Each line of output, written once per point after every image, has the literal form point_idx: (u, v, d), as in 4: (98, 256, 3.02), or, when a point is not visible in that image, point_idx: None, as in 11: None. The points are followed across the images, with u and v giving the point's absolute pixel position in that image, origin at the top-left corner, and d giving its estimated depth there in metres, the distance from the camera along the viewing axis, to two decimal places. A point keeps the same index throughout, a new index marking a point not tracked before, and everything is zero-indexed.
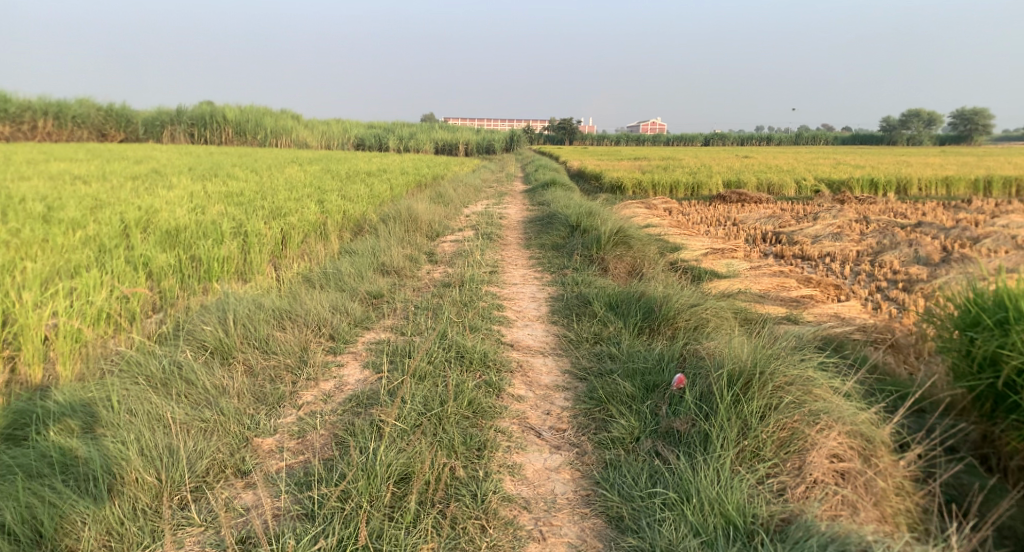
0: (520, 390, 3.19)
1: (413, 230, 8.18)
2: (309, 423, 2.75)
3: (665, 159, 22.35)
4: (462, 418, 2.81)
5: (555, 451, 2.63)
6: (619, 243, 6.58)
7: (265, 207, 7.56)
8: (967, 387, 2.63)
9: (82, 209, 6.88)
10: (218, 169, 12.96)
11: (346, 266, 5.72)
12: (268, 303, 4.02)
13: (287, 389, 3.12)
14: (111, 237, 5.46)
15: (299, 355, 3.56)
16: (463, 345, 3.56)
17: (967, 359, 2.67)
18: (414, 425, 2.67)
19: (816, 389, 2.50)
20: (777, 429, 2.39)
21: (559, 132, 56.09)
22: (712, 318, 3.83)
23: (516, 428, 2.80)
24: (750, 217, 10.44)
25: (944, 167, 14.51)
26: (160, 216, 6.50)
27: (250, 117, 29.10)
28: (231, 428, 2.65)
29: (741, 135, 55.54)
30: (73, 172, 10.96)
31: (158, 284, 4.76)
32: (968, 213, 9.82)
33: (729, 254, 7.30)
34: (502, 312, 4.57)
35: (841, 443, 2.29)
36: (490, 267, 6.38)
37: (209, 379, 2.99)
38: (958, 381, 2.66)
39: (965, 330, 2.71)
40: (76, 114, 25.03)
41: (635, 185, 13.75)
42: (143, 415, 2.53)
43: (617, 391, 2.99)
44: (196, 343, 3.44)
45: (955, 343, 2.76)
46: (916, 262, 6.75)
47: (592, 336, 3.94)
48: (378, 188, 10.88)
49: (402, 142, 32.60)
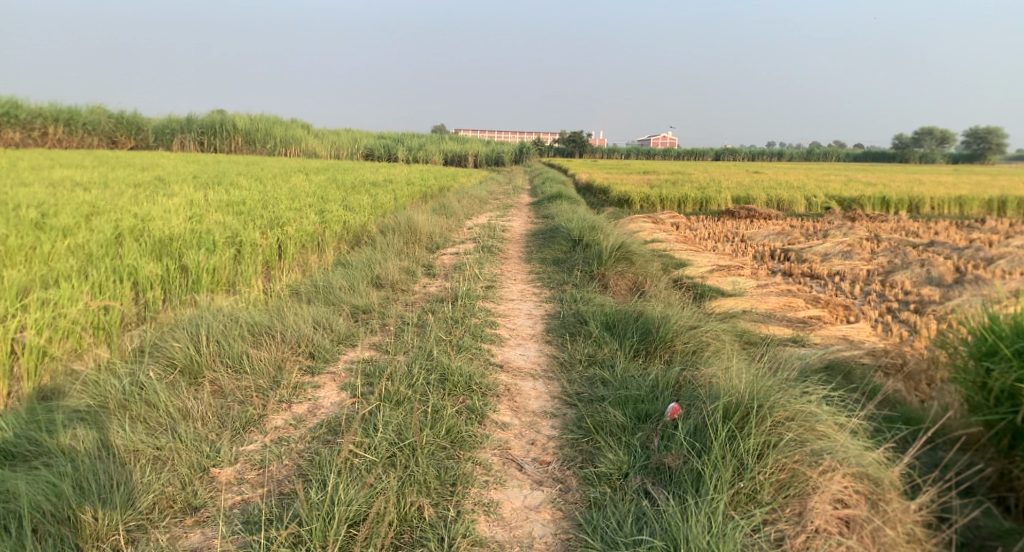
0: (505, 417, 3.00)
1: (412, 242, 8.03)
2: (274, 452, 2.64)
3: (675, 173, 22.19)
4: (438, 449, 2.63)
5: (537, 487, 2.43)
6: (620, 259, 6.39)
7: (263, 217, 7.44)
8: (983, 421, 2.41)
9: (77, 217, 6.76)
10: (223, 177, 12.91)
11: (338, 278, 5.56)
12: (246, 317, 3.90)
13: (255, 412, 3.00)
14: (100, 244, 5.35)
15: (273, 376, 3.43)
16: (448, 367, 3.37)
17: (983, 391, 2.46)
18: (385, 456, 2.52)
19: (819, 426, 2.26)
20: (776, 471, 2.16)
21: (567, 144, 56.07)
22: (712, 341, 3.63)
23: (497, 460, 2.61)
24: (757, 233, 10.22)
25: (957, 187, 14.29)
26: (155, 224, 6.36)
27: (261, 127, 29.21)
28: (187, 456, 2.56)
29: (752, 151, 55.58)
30: (75, 179, 10.87)
31: (142, 295, 4.62)
32: (981, 232, 9.61)
33: (735, 271, 7.10)
34: (494, 330, 4.38)
35: (846, 486, 2.06)
36: (487, 282, 6.22)
37: (172, 402, 2.90)
38: (973, 415, 2.45)
39: (981, 359, 2.48)
40: (87, 121, 25.26)
41: (641, 199, 13.57)
42: (87, 448, 2.50)
43: (607, 420, 2.78)
44: (164, 361, 3.35)
45: (969, 372, 2.53)
46: (928, 283, 6.52)
47: (586, 358, 3.74)
48: (381, 198, 10.74)
49: (410, 153, 32.64)
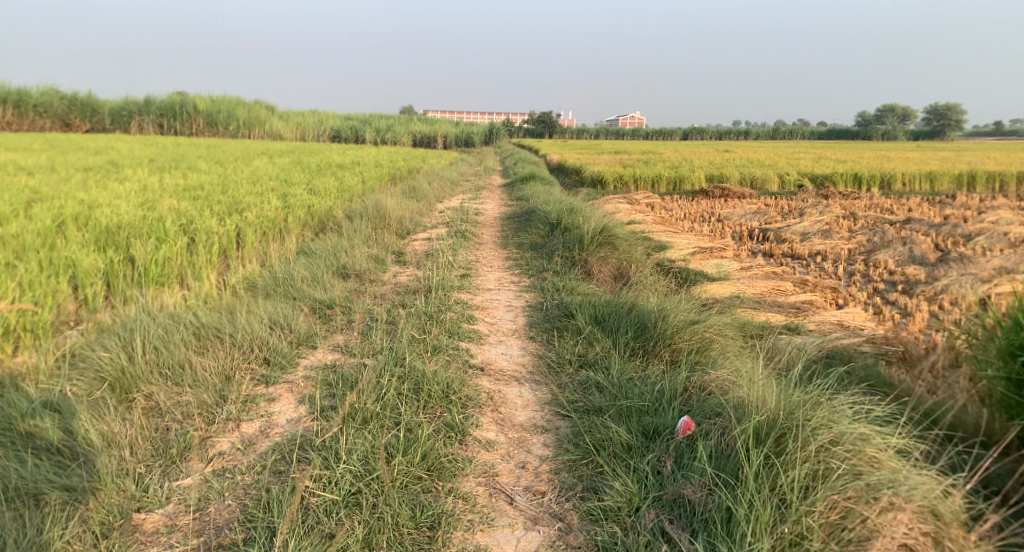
0: (489, 433, 2.59)
1: (381, 228, 7.52)
2: (214, 488, 2.21)
3: (646, 153, 21.86)
4: (412, 480, 2.22)
5: (530, 526, 2.04)
6: (603, 243, 6.00)
7: (220, 202, 6.84)
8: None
9: (13, 203, 6.07)
10: (181, 161, 12.14)
11: (300, 269, 5.05)
12: (190, 318, 3.43)
13: (196, 434, 2.56)
14: (36, 233, 4.75)
15: (219, 388, 2.96)
16: (423, 375, 2.93)
17: (1020, 390, 2.12)
18: (348, 494, 2.12)
19: (872, 452, 1.88)
20: (826, 510, 1.77)
21: (539, 125, 55.54)
22: (716, 338, 3.27)
23: (482, 492, 2.20)
24: (735, 212, 9.95)
25: (926, 163, 14.28)
26: (101, 211, 5.74)
27: (222, 108, 27.99)
28: (106, 497, 2.12)
29: (720, 130, 56.05)
30: (18, 163, 10.00)
31: (78, 292, 4.07)
32: (954, 208, 9.53)
33: (718, 254, 6.79)
34: (472, 325, 3.97)
35: (911, 529, 1.70)
36: (461, 269, 5.79)
37: (93, 424, 2.42)
38: (1018, 418, 2.10)
39: (1015, 354, 2.17)
40: (37, 103, 23.80)
41: (616, 178, 13.19)
42: None
43: (609, 439, 2.39)
44: (89, 374, 2.87)
45: (1005, 368, 2.21)
46: (912, 262, 6.31)
47: (575, 358, 3.34)
48: (347, 181, 10.13)
49: (379, 134, 31.74)
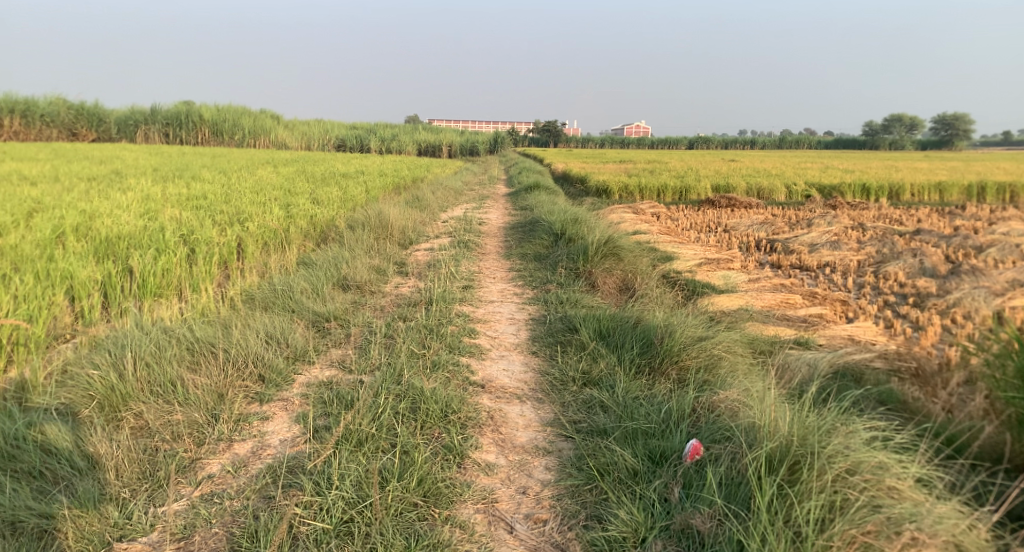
0: (488, 455, 2.49)
1: (383, 238, 7.44)
2: (201, 515, 2.12)
3: (651, 162, 21.75)
4: (407, 507, 2.12)
5: None
6: (608, 254, 5.90)
7: (223, 212, 6.79)
8: None
9: (13, 214, 6.03)
10: (186, 170, 12.13)
11: (300, 280, 4.97)
12: (185, 333, 3.34)
13: (186, 456, 2.47)
14: (35, 244, 4.70)
15: (211, 406, 2.87)
16: (421, 393, 2.83)
17: None
18: (340, 522, 2.02)
19: (892, 482, 1.78)
20: (844, 545, 1.67)
21: (544, 134, 55.63)
22: (724, 355, 3.17)
23: (480, 519, 2.10)
24: (742, 223, 9.83)
25: (935, 173, 14.13)
26: (102, 222, 5.68)
27: (228, 118, 28.12)
28: (87, 525, 2.04)
29: (725, 140, 56.01)
30: (23, 172, 10.00)
31: (74, 304, 4.00)
32: (964, 219, 9.40)
33: (725, 265, 6.68)
34: (473, 339, 3.87)
35: None
36: (463, 281, 5.70)
37: (78, 447, 2.34)
38: None
39: None
40: (46, 114, 24.00)
41: (621, 188, 13.10)
42: None
43: (614, 463, 2.29)
44: (79, 391, 2.78)
45: None
46: (923, 274, 6.18)
47: (579, 375, 3.24)
48: (351, 191, 10.08)
49: (384, 143, 31.79)
